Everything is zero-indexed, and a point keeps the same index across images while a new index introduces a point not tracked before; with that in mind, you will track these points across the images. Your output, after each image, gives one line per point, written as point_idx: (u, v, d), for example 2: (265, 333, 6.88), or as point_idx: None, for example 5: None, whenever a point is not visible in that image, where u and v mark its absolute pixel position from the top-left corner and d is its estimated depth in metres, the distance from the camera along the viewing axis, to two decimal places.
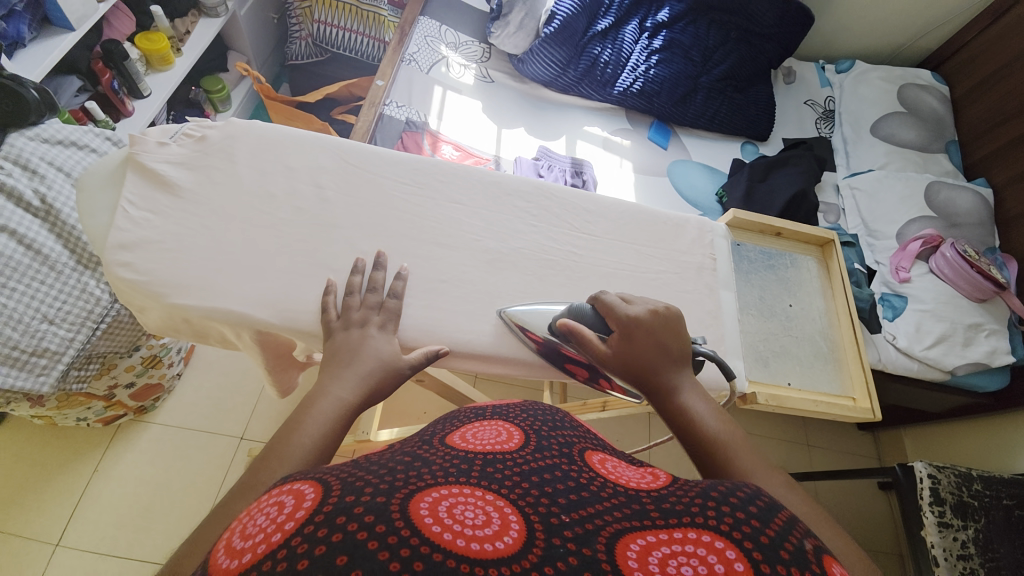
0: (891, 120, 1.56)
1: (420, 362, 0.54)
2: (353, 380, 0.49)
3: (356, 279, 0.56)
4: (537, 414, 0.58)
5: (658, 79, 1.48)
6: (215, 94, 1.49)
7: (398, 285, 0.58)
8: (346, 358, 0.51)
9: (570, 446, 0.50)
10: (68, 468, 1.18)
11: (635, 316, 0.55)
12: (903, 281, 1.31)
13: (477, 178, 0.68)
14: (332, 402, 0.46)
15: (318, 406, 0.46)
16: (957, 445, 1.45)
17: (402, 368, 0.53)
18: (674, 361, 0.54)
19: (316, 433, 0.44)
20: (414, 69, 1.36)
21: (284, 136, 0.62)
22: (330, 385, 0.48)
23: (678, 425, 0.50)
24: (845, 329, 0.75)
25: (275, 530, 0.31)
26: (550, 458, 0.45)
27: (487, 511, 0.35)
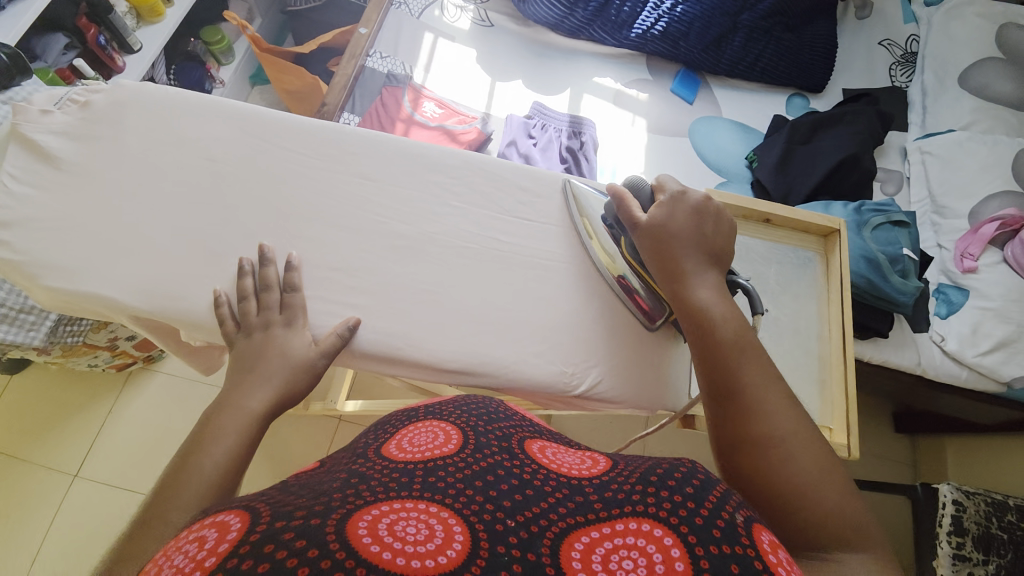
0: (987, 67, 1.27)
1: (333, 348, 0.51)
2: (261, 389, 0.46)
3: (246, 281, 0.51)
4: (472, 408, 0.49)
5: (686, 18, 1.26)
6: (214, 45, 1.46)
7: (293, 277, 0.52)
8: (251, 363, 0.48)
9: (510, 438, 0.43)
10: (87, 408, 1.29)
11: (684, 196, 0.54)
12: (968, 271, 1.09)
13: (393, 149, 0.59)
14: (242, 410, 0.44)
15: (220, 420, 0.43)
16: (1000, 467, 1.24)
17: (314, 360, 0.50)
18: (704, 255, 0.52)
19: (220, 454, 0.41)
20: (403, 13, 1.24)
21: (177, 96, 0.57)
22: (234, 396, 0.45)
23: (693, 320, 0.50)
24: (835, 343, 0.66)
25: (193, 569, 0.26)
26: (489, 455, 0.39)
27: (430, 523, 0.31)
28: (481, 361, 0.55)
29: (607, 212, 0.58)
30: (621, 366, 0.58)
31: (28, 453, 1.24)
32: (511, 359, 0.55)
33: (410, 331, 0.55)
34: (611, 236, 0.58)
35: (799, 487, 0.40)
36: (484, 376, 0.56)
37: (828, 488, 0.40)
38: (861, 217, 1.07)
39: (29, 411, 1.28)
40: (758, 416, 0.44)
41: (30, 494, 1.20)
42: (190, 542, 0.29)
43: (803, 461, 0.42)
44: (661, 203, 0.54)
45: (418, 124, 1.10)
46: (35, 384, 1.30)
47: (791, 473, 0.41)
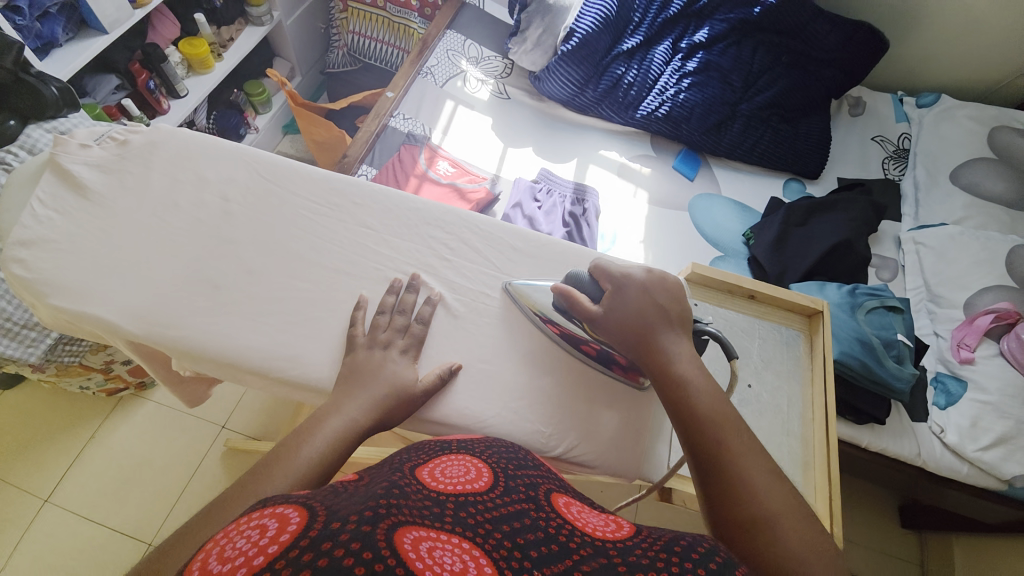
0: (977, 166, 1.34)
1: (433, 385, 0.54)
2: (364, 403, 0.49)
3: (388, 299, 0.57)
4: (503, 451, 0.50)
5: (688, 104, 1.36)
6: (254, 98, 1.58)
7: (425, 310, 0.58)
8: (361, 377, 0.51)
9: (536, 488, 0.43)
10: (69, 431, 1.28)
11: (628, 274, 0.57)
12: (964, 361, 1.09)
13: (398, 204, 0.64)
14: (343, 421, 0.47)
15: (330, 422, 0.47)
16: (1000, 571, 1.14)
17: (417, 392, 0.53)
18: (671, 323, 0.54)
19: (319, 449, 0.44)
20: (429, 82, 1.35)
21: (207, 142, 0.62)
22: (341, 403, 0.49)
23: (669, 395, 0.51)
24: (818, 425, 0.66)
25: (255, 553, 0.27)
26: (517, 502, 0.39)
27: (464, 558, 0.30)
28: (459, 412, 0.56)
29: (557, 303, 0.59)
30: (596, 431, 0.58)
31: (1, 472, 1.21)
32: (490, 413, 0.56)
33: None
34: (570, 323, 0.59)
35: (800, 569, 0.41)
36: (460, 428, 0.56)
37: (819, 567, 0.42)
38: (854, 299, 1.08)
39: (11, 428, 1.27)
40: (753, 494, 0.45)
41: None
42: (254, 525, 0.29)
43: (800, 538, 0.43)
44: (618, 279, 0.57)
45: (430, 180, 1.17)
46: (24, 401, 1.30)
47: (793, 554, 0.42)
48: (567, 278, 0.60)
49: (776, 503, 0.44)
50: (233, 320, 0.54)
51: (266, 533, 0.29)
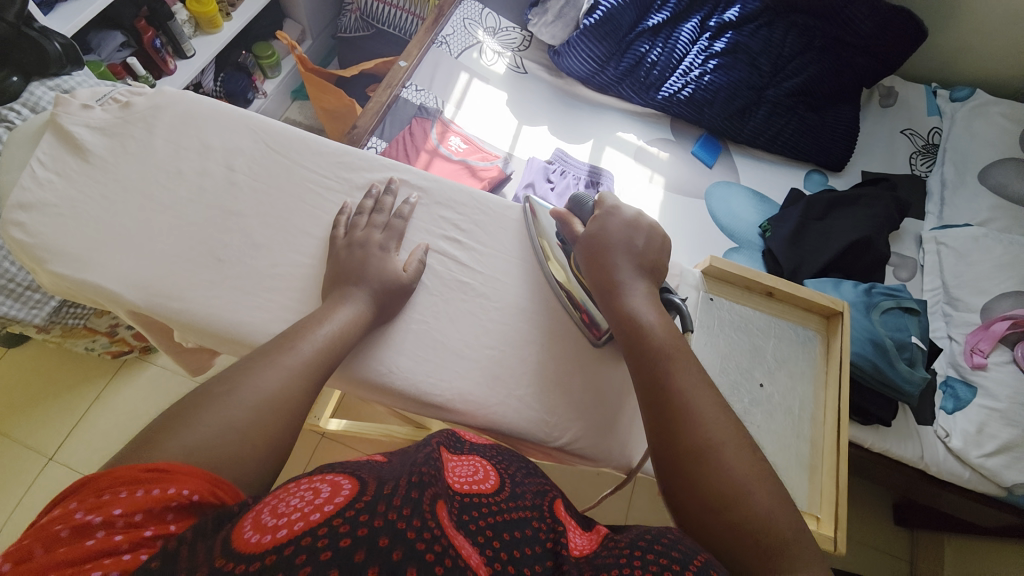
0: (1007, 166, 1.29)
1: (415, 269, 0.56)
2: (365, 295, 0.52)
3: (366, 202, 0.58)
4: (514, 458, 0.52)
5: (712, 87, 1.30)
6: (264, 60, 1.55)
7: (405, 209, 0.59)
8: (353, 274, 0.53)
9: (545, 497, 0.46)
10: (74, 391, 1.29)
11: (619, 211, 0.59)
12: (976, 367, 1.07)
13: (410, 181, 0.61)
14: (350, 311, 0.51)
15: (341, 311, 0.50)
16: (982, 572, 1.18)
17: (406, 285, 0.55)
18: (636, 265, 0.56)
19: (335, 328, 0.49)
20: (443, 52, 1.30)
21: (212, 108, 0.60)
22: (345, 297, 0.51)
23: (624, 329, 0.53)
24: (829, 430, 0.65)
25: (311, 510, 0.32)
26: (523, 510, 0.42)
27: (490, 539, 0.37)
28: (464, 400, 0.55)
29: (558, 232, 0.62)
30: (603, 421, 0.57)
31: (9, 428, 1.24)
32: (495, 401, 0.55)
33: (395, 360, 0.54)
34: (561, 252, 0.61)
35: (739, 497, 0.43)
36: (464, 414, 0.55)
37: (758, 496, 0.43)
38: (870, 299, 1.06)
39: (18, 385, 1.28)
40: (708, 452, 0.45)
41: (2, 470, 1.19)
42: (305, 491, 0.34)
43: (765, 503, 0.43)
44: (598, 216, 0.59)
45: (441, 156, 1.14)
46: (30, 360, 1.31)
47: (732, 476, 0.43)
48: (572, 205, 0.63)
49: (721, 431, 0.46)
50: (237, 295, 0.52)
51: (320, 496, 0.33)
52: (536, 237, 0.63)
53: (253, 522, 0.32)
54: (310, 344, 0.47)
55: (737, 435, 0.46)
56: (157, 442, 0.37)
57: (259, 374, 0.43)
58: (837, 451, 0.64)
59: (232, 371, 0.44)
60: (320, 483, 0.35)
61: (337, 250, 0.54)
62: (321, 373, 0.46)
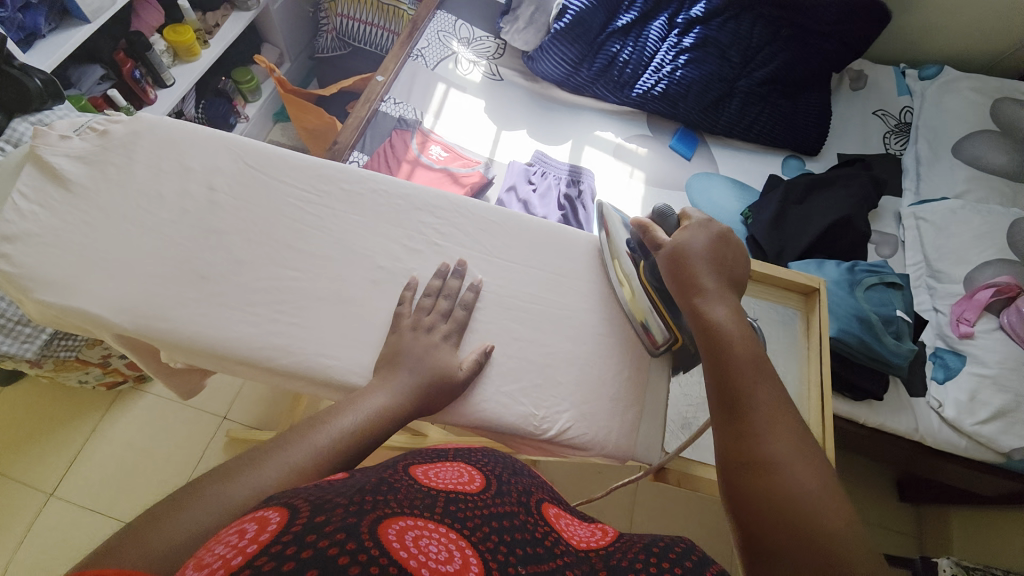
0: (978, 139, 1.32)
1: (471, 365, 0.54)
2: (402, 382, 0.50)
3: (408, 293, 0.56)
4: (502, 462, 0.52)
5: (685, 81, 1.33)
6: (243, 84, 1.57)
7: (458, 292, 0.57)
8: (399, 359, 0.51)
9: (529, 496, 0.46)
10: (71, 424, 1.29)
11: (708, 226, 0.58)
12: (964, 336, 1.09)
13: (386, 187, 0.62)
14: (386, 395, 0.48)
15: (373, 396, 0.48)
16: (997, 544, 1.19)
17: (456, 373, 0.53)
18: (720, 277, 0.55)
19: (365, 415, 0.47)
20: (419, 64, 1.33)
21: (190, 130, 0.61)
22: (382, 381, 0.50)
23: (702, 333, 0.54)
24: (814, 405, 0.66)
25: (234, 554, 0.28)
26: (507, 505, 0.42)
27: (450, 548, 0.34)
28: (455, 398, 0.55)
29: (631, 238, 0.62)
30: (592, 410, 0.57)
31: (6, 467, 1.23)
32: (483, 397, 0.56)
33: None
34: (631, 259, 0.61)
35: (810, 517, 0.42)
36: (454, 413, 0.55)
37: (829, 520, 0.42)
38: (853, 276, 1.07)
39: (13, 423, 1.28)
40: (774, 465, 0.46)
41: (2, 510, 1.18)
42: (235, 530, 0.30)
43: (813, 491, 0.44)
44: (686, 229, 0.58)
45: (423, 166, 1.15)
46: (26, 397, 1.31)
47: (800, 497, 0.43)
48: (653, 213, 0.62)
49: (794, 451, 0.46)
50: (222, 310, 0.53)
51: (248, 535, 0.30)
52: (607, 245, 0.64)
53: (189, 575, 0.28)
54: (314, 439, 0.44)
55: (810, 458, 0.46)
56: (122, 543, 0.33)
57: (257, 470, 0.40)
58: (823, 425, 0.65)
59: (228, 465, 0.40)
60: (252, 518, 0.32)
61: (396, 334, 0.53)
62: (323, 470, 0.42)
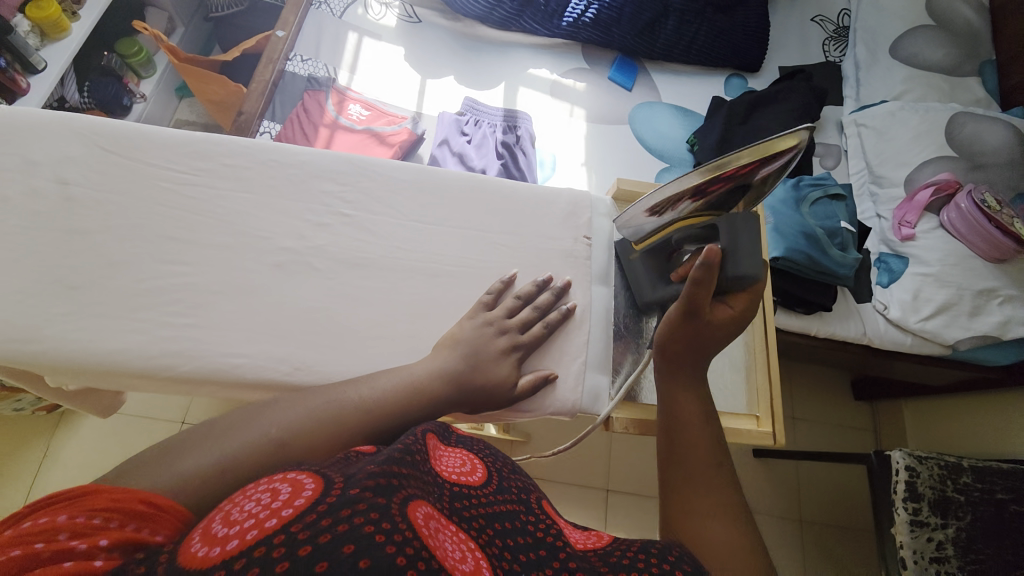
0: (916, 35, 1.29)
1: (527, 388, 0.50)
2: (460, 369, 0.46)
3: (485, 297, 0.52)
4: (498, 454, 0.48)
5: (616, 5, 1.24)
6: (132, 58, 1.39)
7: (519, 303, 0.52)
8: (467, 345, 0.48)
9: (532, 492, 0.42)
10: (16, 457, 1.21)
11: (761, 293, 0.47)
12: (906, 238, 1.11)
13: (278, 156, 0.55)
14: (441, 386, 0.45)
15: (431, 386, 0.45)
16: (955, 425, 1.30)
17: (509, 389, 0.49)
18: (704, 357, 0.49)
19: (408, 399, 0.43)
20: (324, 13, 1.19)
21: (26, 115, 0.51)
22: (442, 366, 0.46)
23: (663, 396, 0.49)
24: (758, 328, 0.65)
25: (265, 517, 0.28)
26: (506, 500, 0.39)
27: (464, 550, 0.32)
28: None
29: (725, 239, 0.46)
30: (533, 365, 0.52)
31: None
32: None
33: (297, 353, 0.49)
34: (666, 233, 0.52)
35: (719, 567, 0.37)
36: None
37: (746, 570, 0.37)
38: (799, 193, 1.07)
39: None
40: (694, 518, 0.40)
41: None
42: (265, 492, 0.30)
43: (721, 530, 0.39)
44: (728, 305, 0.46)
45: (343, 129, 1.06)
46: None
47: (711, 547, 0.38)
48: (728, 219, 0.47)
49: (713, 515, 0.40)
50: (103, 321, 0.46)
51: (279, 497, 0.29)
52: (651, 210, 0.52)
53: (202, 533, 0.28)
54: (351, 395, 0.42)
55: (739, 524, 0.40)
56: (162, 457, 0.34)
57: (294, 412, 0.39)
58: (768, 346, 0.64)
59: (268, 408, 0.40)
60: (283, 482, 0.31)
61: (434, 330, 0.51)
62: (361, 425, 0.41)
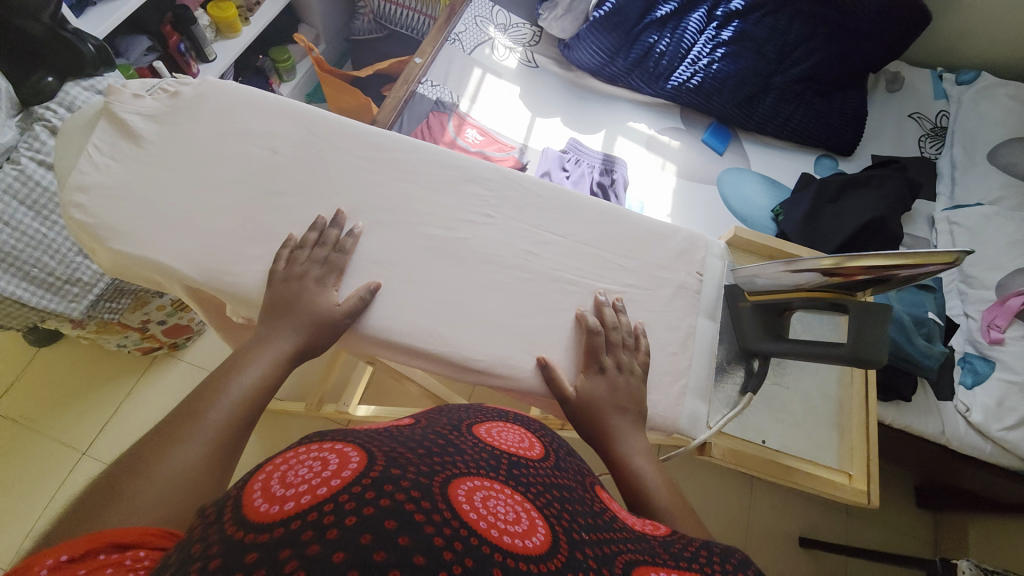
0: (1017, 145, 1.29)
1: (351, 307, 0.53)
2: (288, 334, 0.51)
3: (310, 235, 0.55)
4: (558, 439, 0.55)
5: (720, 76, 1.32)
6: (280, 64, 1.58)
7: (347, 241, 0.56)
8: (283, 308, 0.52)
9: (583, 475, 0.50)
10: (109, 386, 1.34)
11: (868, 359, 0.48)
12: (994, 342, 1.07)
13: (438, 158, 0.63)
14: (272, 352, 0.50)
15: (259, 352, 0.50)
16: (1018, 548, 1.18)
17: (338, 318, 0.53)
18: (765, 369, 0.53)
19: (255, 373, 0.49)
20: (457, 48, 1.34)
21: (252, 96, 0.62)
22: (272, 337, 0.51)
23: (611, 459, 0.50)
24: (858, 389, 0.64)
25: (319, 483, 0.33)
26: (564, 479, 0.46)
27: (517, 510, 0.36)
28: (507, 364, 0.55)
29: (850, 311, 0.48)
30: None
31: (44, 425, 1.28)
32: (530, 366, 0.55)
33: (431, 325, 0.55)
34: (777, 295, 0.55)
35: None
36: (504, 381, 0.55)
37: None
38: None
39: (51, 384, 1.32)
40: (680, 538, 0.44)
41: (39, 465, 1.23)
42: (315, 459, 0.35)
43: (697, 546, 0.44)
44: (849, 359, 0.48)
45: (459, 148, 1.17)
46: (62, 358, 1.35)
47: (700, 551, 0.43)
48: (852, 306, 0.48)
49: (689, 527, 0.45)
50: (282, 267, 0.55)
51: (328, 468, 0.34)
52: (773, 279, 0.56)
53: (263, 492, 0.33)
54: (227, 397, 0.46)
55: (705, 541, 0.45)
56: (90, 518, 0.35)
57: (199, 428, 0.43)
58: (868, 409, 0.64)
59: (169, 428, 0.43)
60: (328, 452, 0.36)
61: (275, 284, 0.53)
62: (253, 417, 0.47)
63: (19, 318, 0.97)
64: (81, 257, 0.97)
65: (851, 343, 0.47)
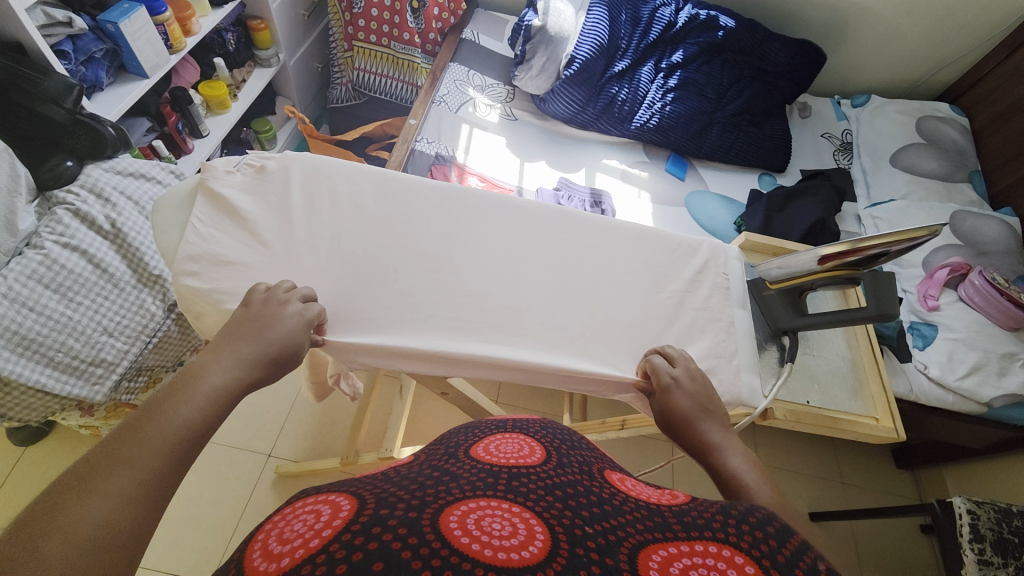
0: (911, 150, 1.61)
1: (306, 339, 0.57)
2: (236, 361, 0.49)
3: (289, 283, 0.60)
4: (557, 431, 0.60)
5: (673, 115, 1.55)
6: (263, 134, 1.62)
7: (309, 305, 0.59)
8: (252, 327, 0.53)
9: (590, 464, 0.53)
10: None
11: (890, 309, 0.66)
12: (932, 309, 1.29)
13: (502, 203, 0.75)
14: (221, 377, 0.47)
15: (203, 379, 0.46)
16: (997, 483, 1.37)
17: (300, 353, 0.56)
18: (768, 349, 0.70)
19: (200, 404, 0.44)
20: (443, 109, 1.48)
21: (332, 164, 0.72)
22: (213, 362, 0.48)
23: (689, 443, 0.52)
24: (865, 349, 0.81)
25: (312, 536, 0.36)
26: (571, 474, 0.49)
27: (514, 521, 0.39)
28: (595, 364, 0.64)
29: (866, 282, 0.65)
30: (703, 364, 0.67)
31: None
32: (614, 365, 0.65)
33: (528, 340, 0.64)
34: (801, 280, 0.71)
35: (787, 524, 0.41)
36: (594, 381, 0.64)
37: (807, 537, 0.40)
38: None
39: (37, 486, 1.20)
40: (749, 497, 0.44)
41: None
42: (310, 512, 0.38)
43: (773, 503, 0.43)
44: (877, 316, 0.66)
45: None
46: (49, 456, 1.24)
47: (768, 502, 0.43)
48: (868, 277, 0.65)
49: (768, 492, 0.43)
50: (394, 308, 0.64)
51: (322, 519, 0.37)
52: (791, 270, 0.71)
53: (261, 551, 0.35)
54: (167, 431, 0.41)
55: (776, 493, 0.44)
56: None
57: (133, 464, 0.37)
58: (877, 364, 0.80)
59: (91, 465, 0.36)
60: (325, 505, 0.39)
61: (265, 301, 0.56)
62: (194, 451, 0.42)
63: (37, 409, 0.90)
64: (106, 336, 0.93)
65: (875, 307, 0.65)
